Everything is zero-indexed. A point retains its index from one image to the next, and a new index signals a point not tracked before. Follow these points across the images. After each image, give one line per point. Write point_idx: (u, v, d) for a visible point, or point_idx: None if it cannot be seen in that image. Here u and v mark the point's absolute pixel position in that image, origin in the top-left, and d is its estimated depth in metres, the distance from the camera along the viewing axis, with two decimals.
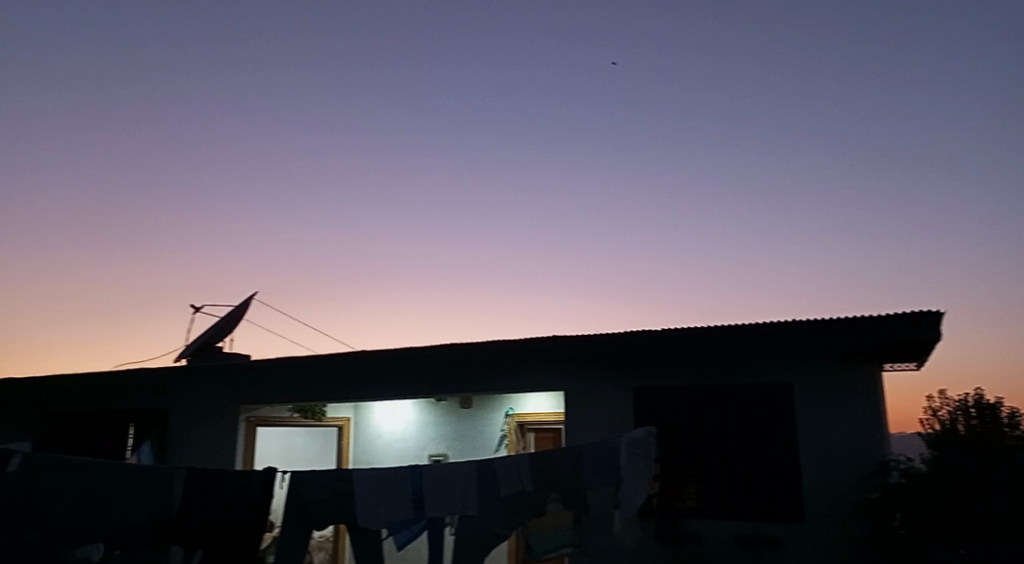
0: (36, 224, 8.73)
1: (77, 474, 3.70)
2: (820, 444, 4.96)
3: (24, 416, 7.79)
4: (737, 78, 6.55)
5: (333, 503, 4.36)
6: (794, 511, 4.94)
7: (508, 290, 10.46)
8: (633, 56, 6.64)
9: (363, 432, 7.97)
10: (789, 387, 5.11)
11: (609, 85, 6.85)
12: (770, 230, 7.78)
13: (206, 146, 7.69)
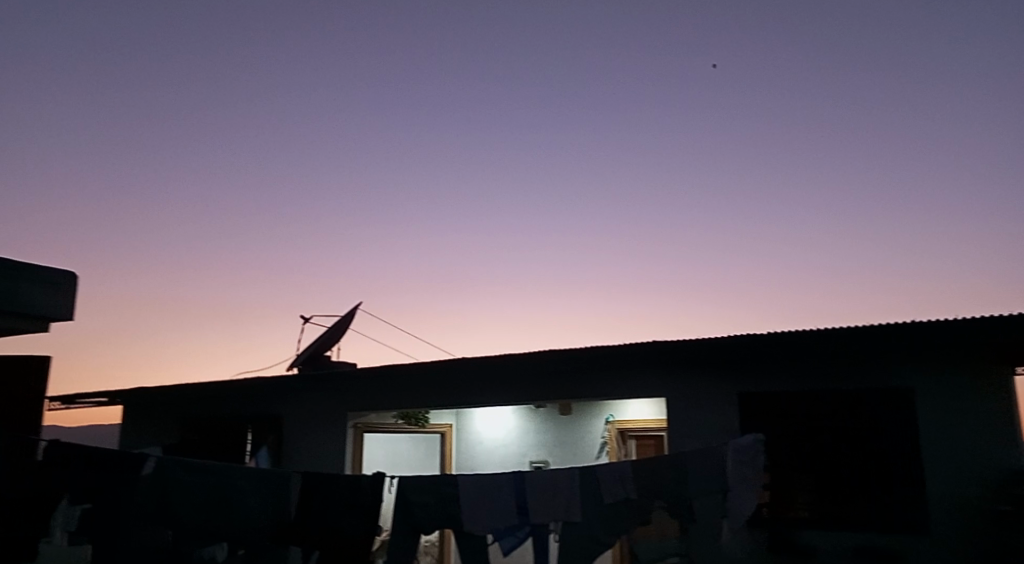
0: (149, 265, 9.15)
1: (203, 476, 4.03)
2: (941, 452, 4.66)
3: (154, 426, 8.34)
4: (847, 79, 6.19)
5: (440, 507, 4.44)
6: (915, 522, 4.67)
7: (602, 315, 10.19)
8: (734, 59, 6.35)
9: (464, 438, 8.09)
10: (904, 391, 4.84)
11: (711, 89, 6.59)
12: (885, 242, 7.28)
13: (307, 178, 7.93)
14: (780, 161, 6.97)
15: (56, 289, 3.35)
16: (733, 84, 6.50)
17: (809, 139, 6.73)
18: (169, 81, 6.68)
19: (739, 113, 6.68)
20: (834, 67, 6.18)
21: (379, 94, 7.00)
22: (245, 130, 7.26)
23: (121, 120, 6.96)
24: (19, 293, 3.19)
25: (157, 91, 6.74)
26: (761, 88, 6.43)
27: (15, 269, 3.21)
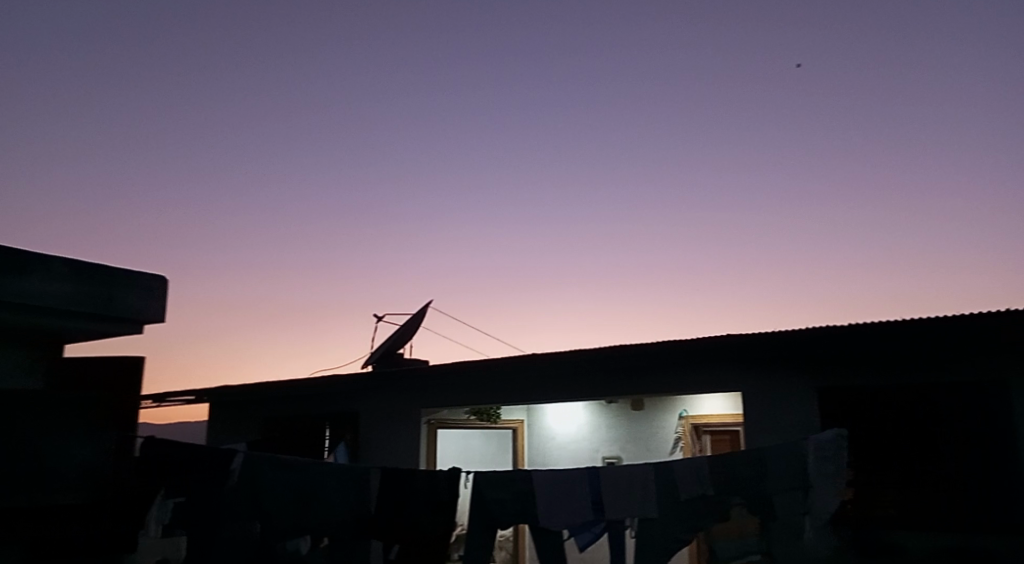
0: (231, 268, 9.51)
1: (289, 473, 4.16)
2: (996, 447, 4.55)
3: (239, 423, 8.66)
4: (938, 70, 5.89)
5: (515, 503, 4.46)
6: (972, 521, 4.54)
7: (674, 310, 10.04)
8: (823, 59, 6.18)
9: (536, 434, 8.10)
10: (955, 387, 4.71)
11: (794, 90, 6.42)
12: (972, 243, 6.89)
13: (383, 166, 8.15)
14: (872, 159, 6.59)
15: (150, 293, 3.51)
16: (817, 83, 6.31)
17: (896, 141, 6.34)
18: (253, 93, 6.91)
19: (823, 106, 6.43)
20: (921, 57, 5.85)
21: (451, 86, 7.14)
22: (325, 133, 7.49)
23: (198, 137, 7.19)
24: (115, 298, 3.36)
25: (235, 101, 6.96)
26: (844, 84, 6.22)
27: (111, 275, 3.37)
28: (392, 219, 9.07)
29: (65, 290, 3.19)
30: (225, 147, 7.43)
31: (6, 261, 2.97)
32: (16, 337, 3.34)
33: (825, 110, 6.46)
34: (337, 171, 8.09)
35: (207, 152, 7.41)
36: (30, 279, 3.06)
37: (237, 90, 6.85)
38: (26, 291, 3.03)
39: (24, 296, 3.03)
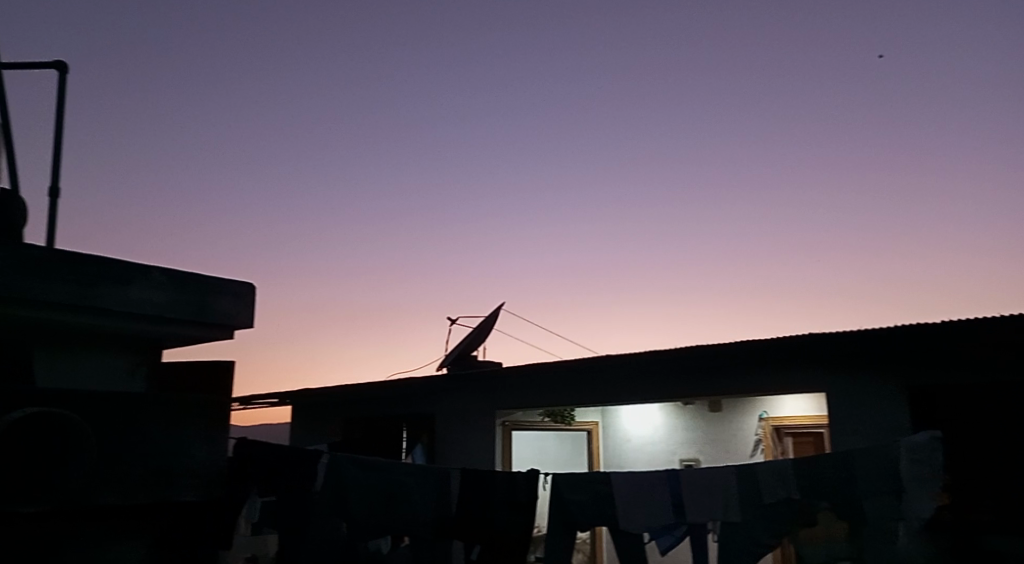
0: (309, 274, 9.76)
1: (374, 475, 4.27)
2: None
3: (319, 424, 8.92)
4: None
5: (595, 505, 4.45)
6: None
7: (747, 327, 9.66)
8: (905, 50, 5.89)
9: (610, 436, 8.05)
10: None
11: (876, 82, 6.17)
12: None
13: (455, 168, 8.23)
14: (961, 148, 6.28)
15: (240, 299, 3.64)
16: (904, 73, 6.01)
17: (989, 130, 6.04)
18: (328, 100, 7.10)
19: (910, 97, 6.12)
20: (1013, 40, 5.57)
21: (520, 85, 7.18)
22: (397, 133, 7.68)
23: (277, 142, 7.44)
24: (208, 304, 3.48)
25: (306, 112, 7.15)
26: (936, 70, 5.90)
27: (203, 282, 3.49)
28: (464, 221, 9.18)
29: (164, 297, 3.35)
30: (303, 156, 7.67)
31: (108, 272, 3.13)
32: (120, 341, 3.51)
33: (913, 103, 6.15)
34: (409, 172, 8.22)
35: (286, 160, 7.67)
36: (131, 288, 3.22)
37: (313, 101, 7.05)
38: (129, 300, 3.21)
39: (124, 305, 3.18)
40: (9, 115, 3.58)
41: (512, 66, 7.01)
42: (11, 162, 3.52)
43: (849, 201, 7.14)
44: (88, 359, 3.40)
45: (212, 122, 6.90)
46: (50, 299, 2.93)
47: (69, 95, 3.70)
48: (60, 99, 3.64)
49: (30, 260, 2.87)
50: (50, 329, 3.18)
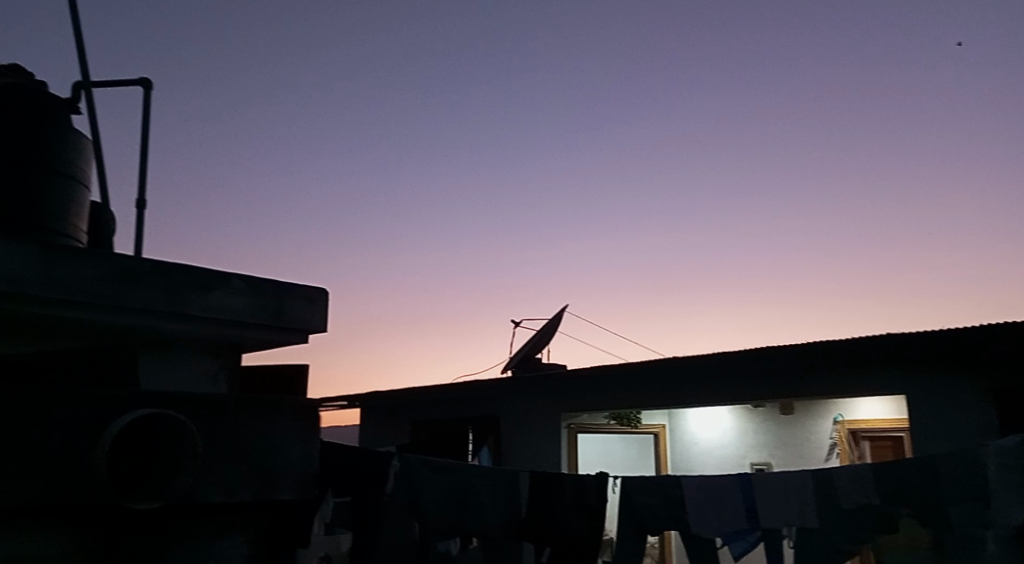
0: (375, 281, 9.97)
1: (446, 476, 4.32)
2: None
3: (387, 425, 9.08)
4: None
5: (666, 508, 4.40)
6: None
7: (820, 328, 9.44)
8: (984, 35, 5.71)
9: (678, 440, 7.94)
10: None
11: (952, 70, 6.02)
12: None
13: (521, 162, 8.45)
14: None
15: (312, 304, 3.29)
16: (982, 60, 5.86)
17: None
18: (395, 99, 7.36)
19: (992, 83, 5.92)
20: None
21: (584, 80, 7.32)
22: (464, 127, 7.90)
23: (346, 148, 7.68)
24: (284, 309, 3.17)
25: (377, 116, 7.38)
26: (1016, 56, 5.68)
27: (279, 287, 3.17)
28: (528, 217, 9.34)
29: (241, 302, 3.01)
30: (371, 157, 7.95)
31: (190, 278, 2.84)
32: (207, 347, 3.19)
33: (994, 90, 5.95)
34: (477, 161, 8.49)
35: (354, 161, 7.97)
36: (211, 295, 2.92)
37: (380, 104, 7.31)
38: (206, 307, 2.88)
39: (205, 312, 2.88)
40: (98, 132, 3.75)
41: (575, 60, 7.16)
42: (101, 176, 3.69)
43: (925, 200, 6.89)
44: (180, 367, 3.08)
45: (285, 133, 7.15)
46: (131, 307, 2.64)
47: (153, 111, 3.85)
48: (145, 114, 3.80)
49: (112, 268, 2.61)
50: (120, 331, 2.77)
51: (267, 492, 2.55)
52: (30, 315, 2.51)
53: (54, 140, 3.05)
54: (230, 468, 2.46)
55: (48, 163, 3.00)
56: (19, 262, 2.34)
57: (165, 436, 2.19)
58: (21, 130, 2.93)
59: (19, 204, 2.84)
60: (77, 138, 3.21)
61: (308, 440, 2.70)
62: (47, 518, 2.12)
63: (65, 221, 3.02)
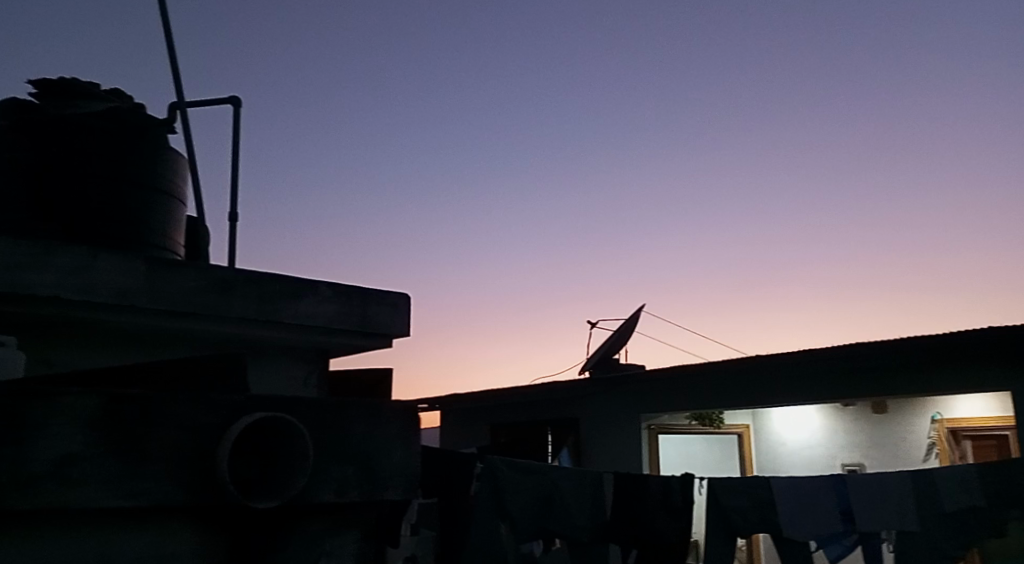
0: (450, 289, 10.12)
1: (533, 476, 4.27)
2: None
3: (468, 428, 9.16)
4: None
5: (756, 510, 4.22)
6: None
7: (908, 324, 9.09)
8: None
9: (764, 440, 7.74)
10: None
11: None
12: None
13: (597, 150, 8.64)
14: None
15: (395, 309, 3.27)
16: None
17: None
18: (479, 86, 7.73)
19: None
20: None
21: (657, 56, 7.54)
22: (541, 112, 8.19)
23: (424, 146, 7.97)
24: (369, 315, 3.15)
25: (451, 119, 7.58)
26: None
27: (364, 294, 3.16)
28: (605, 208, 9.44)
29: (328, 309, 3.02)
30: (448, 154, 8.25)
31: (281, 287, 2.88)
32: (299, 352, 3.19)
33: None
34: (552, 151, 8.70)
35: (436, 160, 8.18)
36: (300, 302, 2.94)
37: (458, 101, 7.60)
38: (296, 314, 2.91)
39: (295, 319, 2.90)
40: (192, 150, 3.93)
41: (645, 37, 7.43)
42: (196, 193, 3.86)
43: None
44: (274, 371, 3.10)
45: (377, 129, 7.53)
46: (227, 316, 2.70)
47: (242, 128, 4.01)
48: (236, 133, 3.96)
49: (211, 279, 2.67)
50: (213, 336, 2.80)
51: (375, 493, 2.14)
52: (134, 328, 2.58)
53: (155, 159, 3.21)
54: (333, 469, 2.05)
55: (148, 180, 3.15)
56: (122, 275, 2.42)
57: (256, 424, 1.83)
58: (123, 150, 3.08)
59: (121, 221, 3.00)
60: (176, 156, 3.37)
61: (414, 434, 2.28)
62: (116, 528, 1.70)
63: (162, 234, 3.16)
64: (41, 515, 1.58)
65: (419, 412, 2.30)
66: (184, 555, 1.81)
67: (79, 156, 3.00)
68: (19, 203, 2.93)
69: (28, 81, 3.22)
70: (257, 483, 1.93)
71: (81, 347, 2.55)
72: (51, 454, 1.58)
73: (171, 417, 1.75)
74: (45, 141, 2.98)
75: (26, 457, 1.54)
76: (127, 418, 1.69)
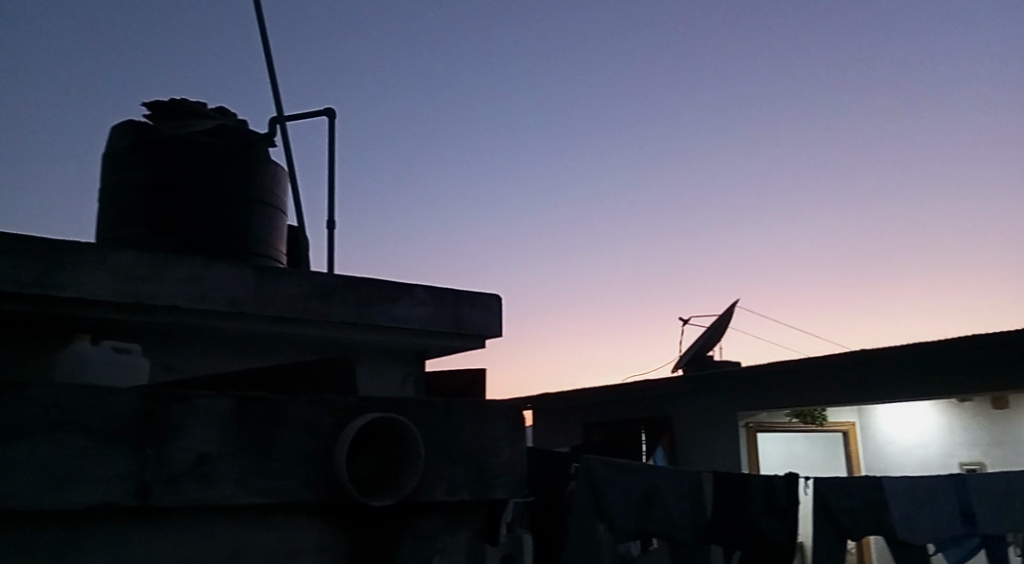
0: None
1: (630, 476, 4.15)
2: None
3: (560, 428, 9.16)
4: None
5: (869, 512, 3.98)
6: None
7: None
8: None
9: (872, 439, 7.42)
10: None
11: None
12: None
13: None
14: None
15: (488, 309, 3.28)
16: None
17: None
18: None
19: None
20: None
21: None
22: None
23: None
24: (462, 316, 3.17)
25: None
26: None
27: (456, 295, 3.18)
28: None
29: (425, 310, 3.05)
30: None
31: (378, 291, 2.94)
32: (396, 353, 3.26)
33: None
34: None
35: None
36: (397, 305, 2.99)
37: None
38: (394, 316, 2.97)
39: (392, 322, 2.96)
40: (291, 160, 4.09)
41: None
42: (296, 202, 4.03)
43: None
44: (374, 372, 3.20)
45: None
46: (331, 320, 2.79)
47: (336, 137, 4.13)
48: (331, 141, 4.09)
49: (314, 285, 2.76)
50: (321, 340, 2.90)
51: (485, 492, 2.17)
52: (246, 334, 2.71)
53: (257, 171, 3.35)
54: (444, 467, 2.10)
55: (250, 193, 3.30)
56: (234, 283, 2.55)
57: (369, 424, 1.89)
58: (230, 166, 3.26)
59: (228, 232, 3.16)
60: (276, 168, 3.51)
61: (520, 434, 2.30)
62: (249, 522, 1.80)
63: (265, 242, 3.30)
64: (184, 510, 1.69)
65: (525, 412, 2.31)
66: (310, 551, 1.89)
67: (188, 172, 3.18)
68: (137, 218, 3.14)
69: (142, 103, 3.43)
70: (374, 482, 1.99)
71: (203, 353, 2.71)
72: (188, 454, 1.67)
73: (292, 419, 1.83)
74: (159, 158, 3.18)
75: (167, 457, 1.65)
76: (253, 419, 1.78)
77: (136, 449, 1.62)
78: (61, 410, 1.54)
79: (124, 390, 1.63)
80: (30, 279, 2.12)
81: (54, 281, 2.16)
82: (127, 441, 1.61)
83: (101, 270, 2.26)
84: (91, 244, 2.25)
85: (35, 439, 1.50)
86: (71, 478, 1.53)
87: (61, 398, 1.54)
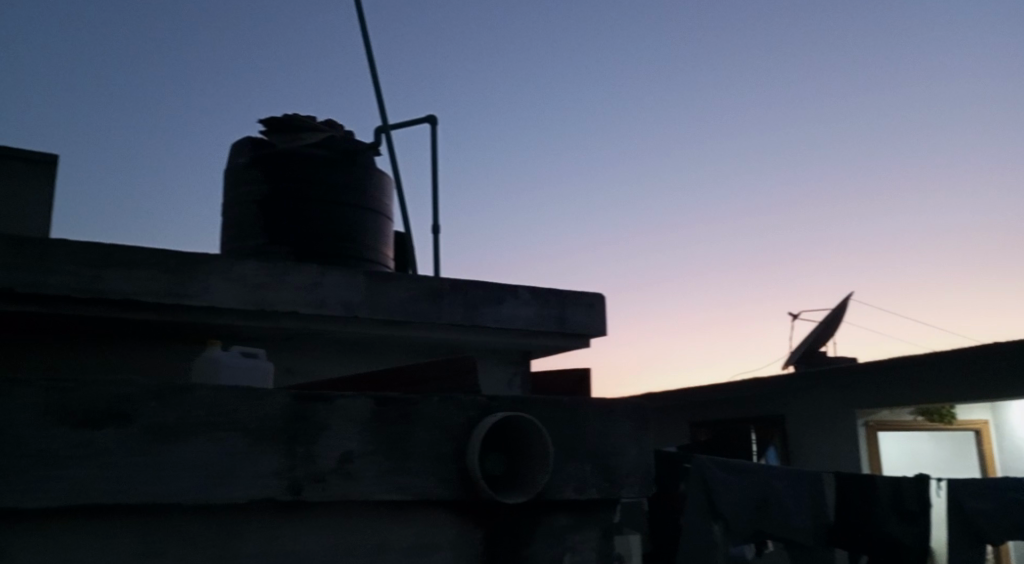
0: None
1: (745, 476, 3.96)
2: None
3: (667, 428, 9.01)
4: None
5: (1007, 514, 3.70)
6: None
7: None
8: None
9: (1007, 437, 6.97)
10: None
11: None
12: None
13: None
14: None
15: (591, 309, 3.25)
16: None
17: None
18: None
19: None
20: None
21: None
22: None
23: None
24: (566, 315, 3.16)
25: None
26: None
27: (560, 294, 3.17)
28: None
29: (529, 310, 3.05)
30: None
31: (483, 292, 2.97)
32: (503, 353, 3.29)
33: None
34: None
35: None
36: (502, 306, 3.01)
37: None
38: (499, 317, 3.00)
39: (498, 323, 2.99)
40: (398, 169, 4.21)
41: None
42: (403, 209, 4.14)
43: None
44: (484, 372, 3.23)
45: None
46: (442, 322, 2.84)
47: (438, 144, 4.22)
48: (434, 148, 4.18)
49: (424, 288, 2.82)
50: (432, 342, 2.96)
51: (612, 490, 2.16)
52: (366, 337, 2.81)
53: (364, 180, 3.46)
54: (570, 466, 2.09)
55: (357, 200, 3.40)
56: (351, 288, 2.64)
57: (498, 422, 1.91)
58: (338, 175, 3.38)
59: (338, 240, 3.28)
60: (381, 175, 3.60)
61: (643, 433, 2.26)
62: (389, 517, 1.85)
63: (374, 248, 3.41)
64: (333, 505, 1.77)
65: (646, 410, 2.27)
66: (446, 547, 1.93)
67: (299, 185, 3.32)
68: (255, 229, 3.30)
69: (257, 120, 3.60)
70: (503, 480, 2.01)
71: (324, 355, 2.82)
72: (333, 452, 1.74)
73: (425, 418, 1.88)
74: (274, 171, 3.34)
75: (316, 454, 1.72)
76: (390, 418, 1.83)
77: (287, 447, 1.69)
78: (216, 411, 1.62)
79: (274, 391, 1.70)
80: (166, 290, 2.26)
81: (188, 291, 2.30)
82: (277, 440, 1.68)
83: (229, 280, 2.38)
84: (219, 255, 2.37)
85: (195, 438, 1.59)
86: (229, 473, 1.62)
87: (217, 399, 1.63)
